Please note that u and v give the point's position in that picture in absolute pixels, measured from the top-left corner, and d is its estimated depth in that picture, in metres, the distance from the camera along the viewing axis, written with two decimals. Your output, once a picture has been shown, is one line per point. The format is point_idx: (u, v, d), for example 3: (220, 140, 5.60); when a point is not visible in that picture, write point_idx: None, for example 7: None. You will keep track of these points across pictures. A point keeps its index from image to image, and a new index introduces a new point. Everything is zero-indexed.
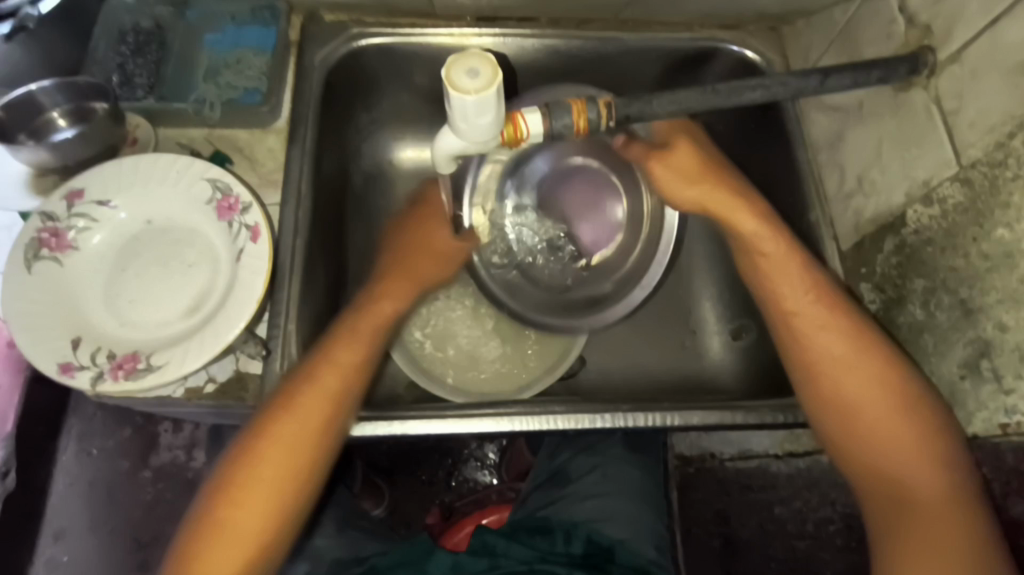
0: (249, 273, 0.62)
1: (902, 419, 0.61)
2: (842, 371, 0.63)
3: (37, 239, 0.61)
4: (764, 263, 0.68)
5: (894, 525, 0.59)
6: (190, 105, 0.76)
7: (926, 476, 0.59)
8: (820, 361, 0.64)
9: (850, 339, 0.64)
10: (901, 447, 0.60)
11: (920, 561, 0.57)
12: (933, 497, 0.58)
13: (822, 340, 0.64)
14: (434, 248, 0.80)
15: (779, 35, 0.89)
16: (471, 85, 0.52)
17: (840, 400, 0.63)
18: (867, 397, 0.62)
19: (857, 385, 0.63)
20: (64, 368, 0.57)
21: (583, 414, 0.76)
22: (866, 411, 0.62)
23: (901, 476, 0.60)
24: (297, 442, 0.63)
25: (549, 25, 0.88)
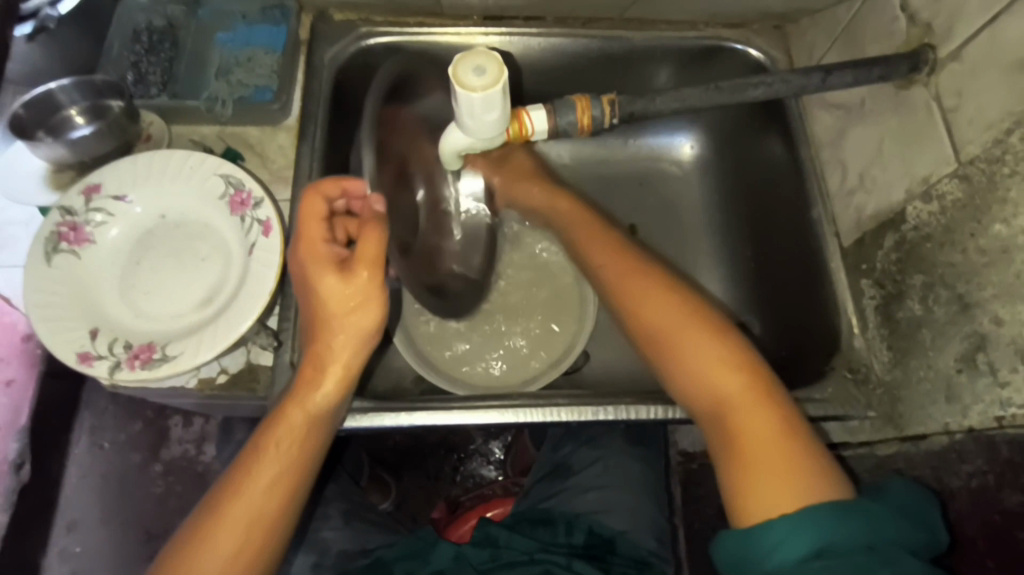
0: (261, 266, 0.64)
1: (708, 347, 0.61)
2: (664, 317, 0.65)
3: (57, 232, 0.63)
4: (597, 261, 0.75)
5: (733, 453, 0.55)
6: (203, 103, 0.78)
7: (737, 393, 0.58)
8: (646, 318, 0.66)
9: (661, 293, 0.67)
10: (718, 372, 0.60)
11: (764, 487, 0.52)
12: (757, 414, 0.56)
13: (645, 297, 0.67)
14: (340, 296, 0.60)
15: (784, 33, 0.90)
16: (477, 83, 0.53)
17: (661, 343, 0.64)
18: (675, 332, 0.63)
19: (666, 326, 0.64)
20: (83, 358, 0.59)
21: (586, 406, 0.77)
22: (683, 347, 0.62)
23: (728, 403, 0.58)
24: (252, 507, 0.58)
25: (555, 24, 0.89)
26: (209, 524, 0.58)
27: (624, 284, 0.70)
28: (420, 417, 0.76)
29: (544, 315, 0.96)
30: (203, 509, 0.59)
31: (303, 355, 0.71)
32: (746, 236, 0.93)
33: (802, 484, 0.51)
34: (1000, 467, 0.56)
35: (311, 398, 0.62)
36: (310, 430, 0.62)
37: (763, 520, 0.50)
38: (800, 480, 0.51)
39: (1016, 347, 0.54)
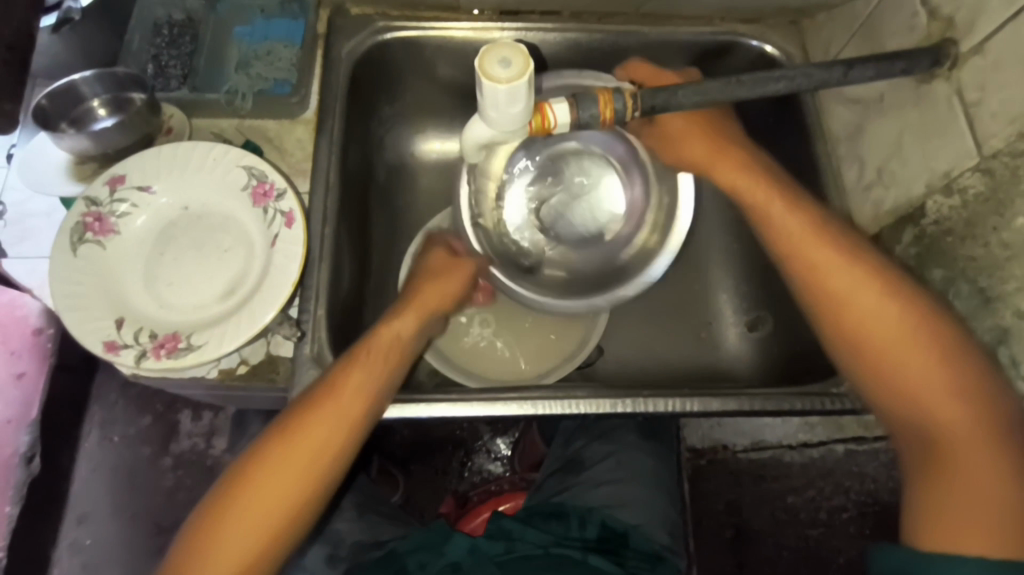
0: (284, 257, 0.64)
1: (935, 372, 0.59)
2: (890, 330, 0.61)
3: (82, 223, 0.63)
4: (790, 242, 0.66)
5: (935, 484, 0.57)
6: (223, 96, 0.78)
7: (961, 426, 0.57)
8: (847, 310, 0.63)
9: (894, 307, 0.61)
10: (944, 401, 0.58)
11: (953, 518, 0.55)
12: (979, 452, 0.56)
13: (862, 301, 0.62)
14: (441, 267, 0.80)
15: (799, 29, 0.90)
16: (503, 75, 0.54)
17: (880, 358, 0.61)
18: (902, 349, 0.60)
19: (891, 341, 0.61)
20: (109, 347, 0.59)
21: (604, 399, 0.78)
22: (914, 370, 0.59)
23: (950, 434, 0.57)
24: (298, 465, 0.63)
25: (571, 18, 0.89)
26: (250, 480, 0.62)
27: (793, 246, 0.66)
28: (439, 409, 0.76)
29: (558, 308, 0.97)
30: (233, 487, 0.63)
31: (322, 347, 0.71)
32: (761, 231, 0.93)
33: (1005, 536, 0.53)
34: None
35: (360, 376, 0.67)
36: (349, 404, 0.65)
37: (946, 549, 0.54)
38: (994, 523, 0.53)
39: None
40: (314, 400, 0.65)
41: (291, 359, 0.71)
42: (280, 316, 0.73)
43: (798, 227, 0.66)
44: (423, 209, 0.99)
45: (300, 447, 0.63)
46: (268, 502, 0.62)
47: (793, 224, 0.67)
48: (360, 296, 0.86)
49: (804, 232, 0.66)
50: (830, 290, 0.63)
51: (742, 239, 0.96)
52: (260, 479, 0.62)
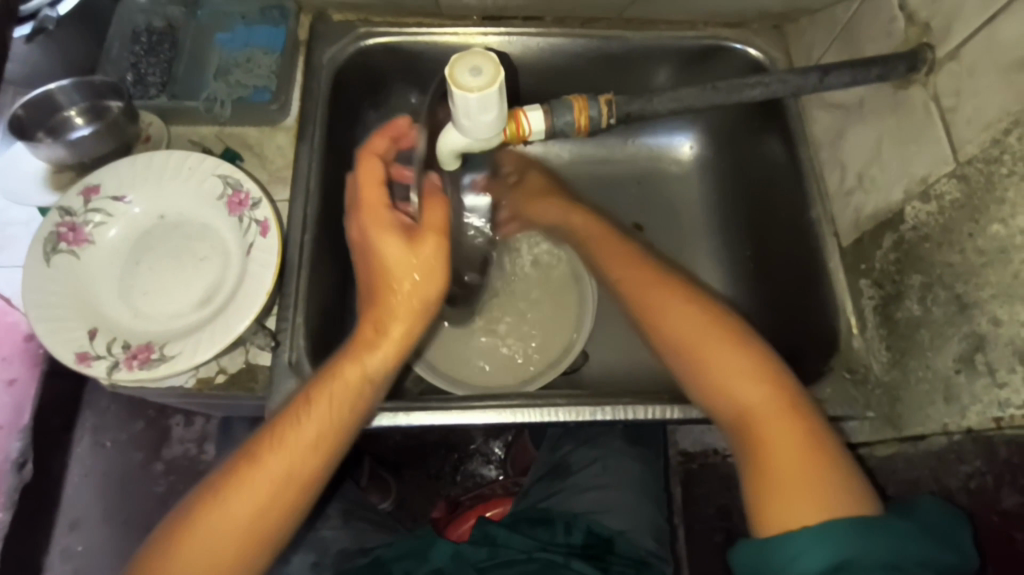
0: (259, 266, 0.64)
1: (736, 360, 0.61)
2: (693, 330, 0.64)
3: (56, 233, 0.63)
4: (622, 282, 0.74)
5: (758, 459, 0.56)
6: (202, 104, 0.78)
7: (765, 408, 0.58)
8: (671, 321, 0.66)
9: (687, 315, 0.65)
10: (747, 383, 0.60)
11: (785, 498, 0.53)
12: (784, 424, 0.57)
13: (675, 310, 0.67)
14: (406, 252, 0.59)
15: (783, 33, 0.90)
16: (474, 83, 0.53)
17: (689, 358, 0.64)
18: (700, 348, 0.63)
19: (692, 339, 0.64)
20: (81, 358, 0.59)
21: (584, 406, 0.77)
22: (712, 361, 0.62)
23: (760, 414, 0.58)
24: (273, 477, 0.58)
25: (554, 23, 0.89)
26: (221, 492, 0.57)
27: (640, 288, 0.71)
28: (417, 417, 0.76)
29: (538, 316, 0.96)
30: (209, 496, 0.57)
31: (300, 356, 0.71)
32: (746, 237, 0.92)
33: (835, 498, 0.52)
34: (1001, 467, 0.56)
35: (362, 369, 0.61)
36: (341, 410, 0.61)
37: (783, 530, 0.52)
38: (819, 497, 0.52)
39: (1014, 347, 0.54)
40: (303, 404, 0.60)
41: (269, 369, 0.71)
42: (258, 325, 0.72)
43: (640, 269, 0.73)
44: None
45: (280, 457, 0.58)
46: (271, 485, 0.58)
47: (629, 267, 0.74)
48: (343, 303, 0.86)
49: (643, 272, 0.73)
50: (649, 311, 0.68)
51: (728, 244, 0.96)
52: (245, 483, 0.57)
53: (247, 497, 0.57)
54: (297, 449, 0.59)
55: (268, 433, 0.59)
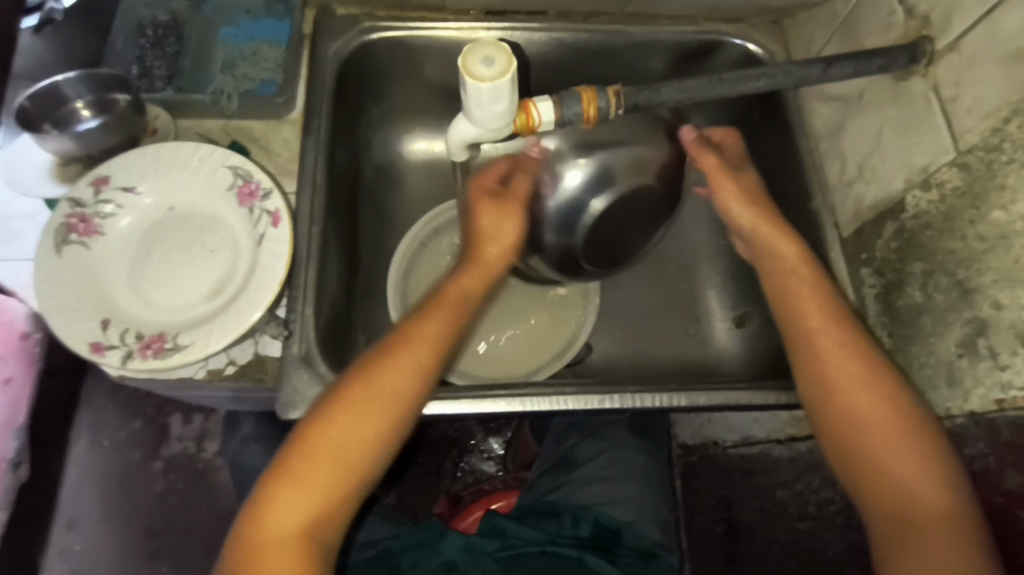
0: (270, 257, 0.64)
1: (912, 443, 0.60)
2: (850, 390, 0.63)
3: (66, 224, 0.63)
4: (806, 321, 0.68)
5: (895, 533, 0.58)
6: (208, 96, 0.78)
7: (926, 487, 0.58)
8: (829, 372, 0.64)
9: (861, 378, 0.63)
10: (909, 465, 0.59)
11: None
12: (923, 510, 0.58)
13: (833, 362, 0.65)
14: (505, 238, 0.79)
15: (781, 28, 0.92)
16: (487, 73, 0.54)
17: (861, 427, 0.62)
18: (877, 422, 0.61)
19: (866, 409, 0.62)
20: (95, 348, 0.59)
21: (592, 394, 0.78)
22: (881, 436, 0.61)
23: (912, 496, 0.59)
24: (335, 459, 0.60)
25: (556, 18, 0.90)
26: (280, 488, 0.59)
27: (787, 283, 0.70)
28: (424, 407, 0.76)
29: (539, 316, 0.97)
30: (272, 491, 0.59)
31: (310, 347, 0.71)
32: None
33: None
34: (1004, 448, 0.57)
35: (413, 347, 0.66)
36: (397, 385, 0.63)
37: None
38: None
39: (1015, 330, 0.56)
40: (363, 375, 0.64)
41: (279, 360, 0.71)
42: (268, 315, 0.72)
43: (805, 309, 0.68)
44: (411, 209, 1.00)
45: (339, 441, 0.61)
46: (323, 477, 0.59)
47: (801, 299, 0.69)
48: (347, 296, 0.86)
49: (808, 313, 0.68)
50: (817, 371, 0.65)
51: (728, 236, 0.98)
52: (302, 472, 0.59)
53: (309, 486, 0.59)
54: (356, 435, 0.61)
55: (325, 413, 0.62)
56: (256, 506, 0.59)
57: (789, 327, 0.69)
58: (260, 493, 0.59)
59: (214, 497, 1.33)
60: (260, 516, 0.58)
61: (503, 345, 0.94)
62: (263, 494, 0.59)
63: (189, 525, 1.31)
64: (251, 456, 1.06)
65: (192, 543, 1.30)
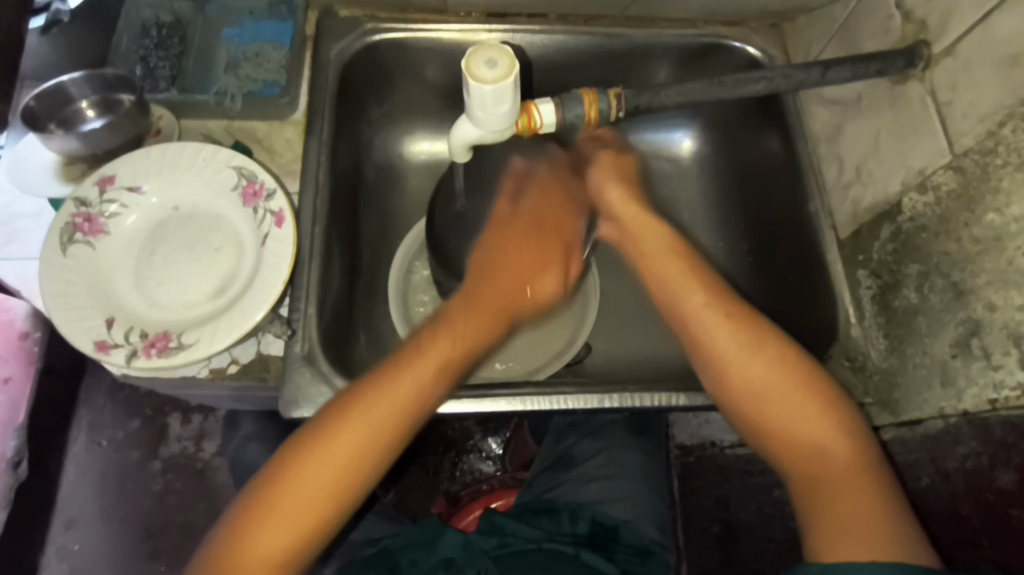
0: (274, 256, 0.65)
1: (805, 400, 0.63)
2: (746, 363, 0.64)
3: (72, 223, 0.64)
4: (687, 307, 0.68)
5: (816, 494, 0.60)
6: (212, 97, 0.79)
7: (832, 439, 0.61)
8: (723, 352, 0.65)
9: (751, 350, 0.64)
10: (810, 422, 0.62)
11: (843, 531, 0.58)
12: (833, 462, 0.61)
13: (724, 342, 0.65)
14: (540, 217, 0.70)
15: (780, 31, 0.92)
16: (489, 75, 0.55)
17: (764, 398, 0.63)
18: (776, 390, 0.63)
19: (762, 381, 0.64)
20: (100, 346, 0.60)
21: (592, 393, 0.79)
22: (785, 402, 0.63)
23: (821, 453, 0.61)
24: (349, 455, 0.58)
25: (558, 20, 0.91)
26: (290, 477, 0.57)
27: (669, 275, 0.70)
28: None
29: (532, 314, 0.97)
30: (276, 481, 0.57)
31: (313, 346, 0.72)
32: (745, 232, 0.94)
33: (888, 529, 0.57)
34: (995, 446, 0.57)
35: (436, 344, 0.63)
36: (415, 384, 0.61)
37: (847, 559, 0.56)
38: (883, 533, 0.57)
39: (1009, 331, 0.56)
40: (391, 366, 0.62)
41: (282, 359, 0.72)
42: (271, 315, 0.73)
43: (690, 298, 0.68)
44: (411, 210, 1.01)
45: (356, 436, 0.59)
46: (320, 484, 0.58)
47: (687, 285, 0.68)
48: (349, 296, 0.87)
49: (688, 301, 0.68)
50: (708, 355, 0.66)
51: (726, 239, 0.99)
52: (316, 463, 0.58)
53: (320, 478, 0.57)
54: (367, 430, 0.59)
55: (341, 405, 0.60)
56: (265, 492, 0.57)
57: (671, 317, 0.69)
58: (263, 476, 0.58)
59: (213, 496, 1.33)
60: (270, 501, 0.57)
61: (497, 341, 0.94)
62: (275, 483, 0.57)
63: (188, 525, 1.31)
64: (251, 456, 1.06)
65: (190, 542, 1.30)
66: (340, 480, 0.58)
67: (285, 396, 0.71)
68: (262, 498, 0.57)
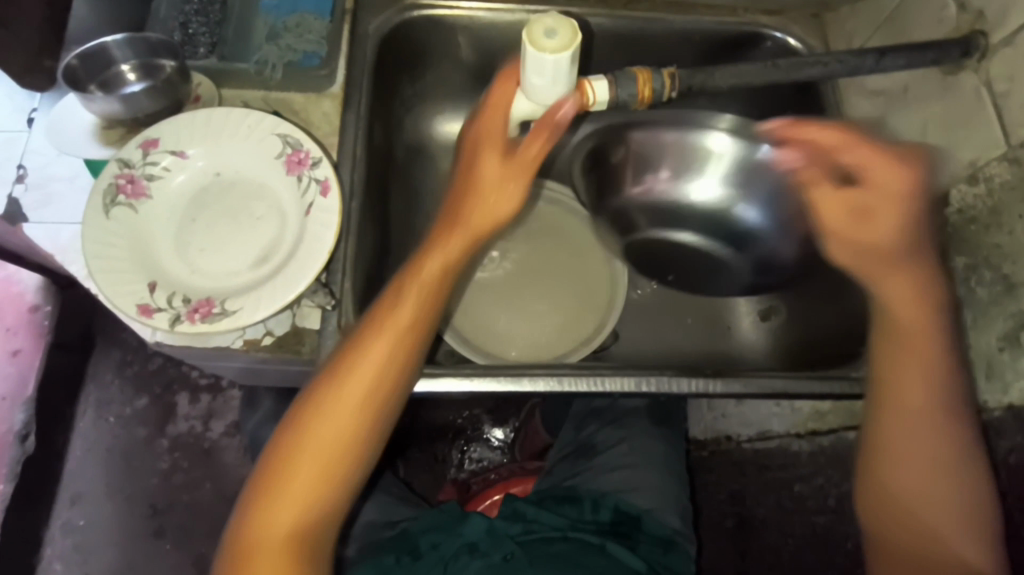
0: (319, 225, 0.63)
1: (951, 477, 0.61)
2: (910, 417, 0.63)
3: (115, 185, 0.62)
4: (903, 330, 0.65)
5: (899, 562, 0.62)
6: (253, 65, 0.78)
7: (951, 523, 0.61)
8: (901, 394, 0.64)
9: (928, 410, 0.63)
10: (946, 502, 0.61)
11: None
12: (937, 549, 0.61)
13: (910, 387, 0.63)
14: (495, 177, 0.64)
15: (821, 22, 0.92)
16: (549, 44, 0.55)
17: (917, 470, 0.63)
18: (927, 454, 0.62)
19: (918, 441, 0.63)
20: (143, 310, 0.59)
21: (631, 377, 0.78)
22: (922, 467, 0.62)
23: (933, 515, 0.62)
24: (336, 439, 0.61)
25: (596, 3, 0.90)
26: (283, 457, 0.61)
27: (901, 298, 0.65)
28: (456, 382, 0.76)
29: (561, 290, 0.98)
30: (275, 460, 0.61)
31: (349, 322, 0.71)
32: None
33: None
34: None
35: (400, 310, 0.64)
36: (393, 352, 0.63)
37: None
38: None
39: None
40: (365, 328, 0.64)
41: (318, 333, 0.71)
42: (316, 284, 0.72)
43: (908, 343, 0.64)
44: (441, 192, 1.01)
45: (333, 416, 0.61)
46: (320, 457, 0.60)
47: (917, 337, 0.64)
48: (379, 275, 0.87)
49: (902, 348, 0.64)
50: (899, 396, 0.64)
51: None
52: (306, 442, 0.61)
53: (309, 463, 0.60)
54: (348, 406, 0.61)
55: (320, 382, 0.62)
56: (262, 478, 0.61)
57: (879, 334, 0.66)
58: (266, 462, 0.61)
59: (221, 476, 1.32)
60: (268, 486, 0.60)
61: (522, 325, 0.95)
62: (271, 462, 0.61)
63: (194, 504, 1.30)
64: (267, 437, 1.05)
65: (197, 522, 1.29)
66: (326, 467, 0.60)
67: None
68: (264, 474, 0.61)
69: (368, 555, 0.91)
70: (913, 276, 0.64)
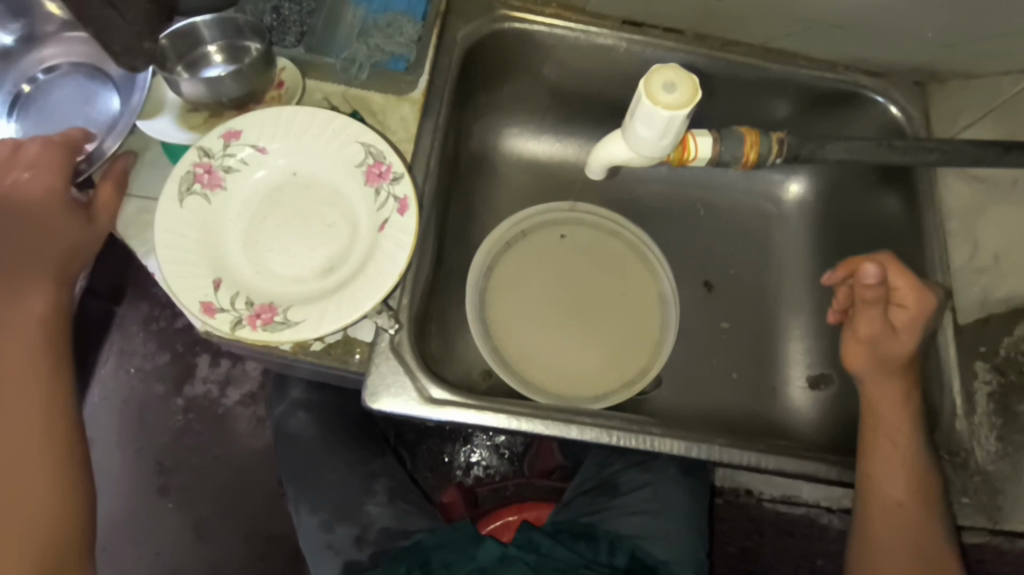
0: (393, 245, 0.61)
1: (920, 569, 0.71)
2: (888, 511, 0.72)
3: (193, 173, 0.61)
4: (881, 433, 0.74)
5: None
6: (340, 61, 0.75)
7: None
8: (882, 488, 0.72)
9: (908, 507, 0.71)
10: None
11: None
12: None
13: (890, 482, 0.72)
14: None
15: (924, 91, 0.88)
16: (667, 100, 0.53)
17: (889, 556, 0.72)
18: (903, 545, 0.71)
19: (896, 535, 0.72)
20: (206, 308, 0.58)
21: (684, 440, 0.74)
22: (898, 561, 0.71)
23: None
24: None
25: (694, 39, 0.86)
26: None
27: (877, 413, 0.75)
28: (499, 419, 0.72)
29: (609, 330, 0.94)
30: None
31: (403, 339, 0.70)
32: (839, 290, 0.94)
33: None
34: None
35: None
36: None
37: None
38: None
39: None
40: None
41: (370, 346, 0.69)
42: (380, 303, 0.70)
43: (884, 438, 0.73)
44: (496, 205, 0.99)
45: None
46: None
47: (891, 433, 0.73)
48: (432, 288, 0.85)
49: (881, 442, 0.73)
50: (880, 490, 0.72)
51: (822, 294, 0.96)
52: None
53: None
54: None
55: None
56: None
57: (864, 426, 0.76)
58: None
59: (230, 445, 1.30)
60: None
61: (567, 360, 0.92)
62: None
63: (199, 469, 1.29)
64: (296, 424, 1.08)
65: (200, 485, 1.28)
66: None
67: (369, 383, 0.69)
68: None
69: (382, 563, 0.90)
70: (899, 389, 0.74)
